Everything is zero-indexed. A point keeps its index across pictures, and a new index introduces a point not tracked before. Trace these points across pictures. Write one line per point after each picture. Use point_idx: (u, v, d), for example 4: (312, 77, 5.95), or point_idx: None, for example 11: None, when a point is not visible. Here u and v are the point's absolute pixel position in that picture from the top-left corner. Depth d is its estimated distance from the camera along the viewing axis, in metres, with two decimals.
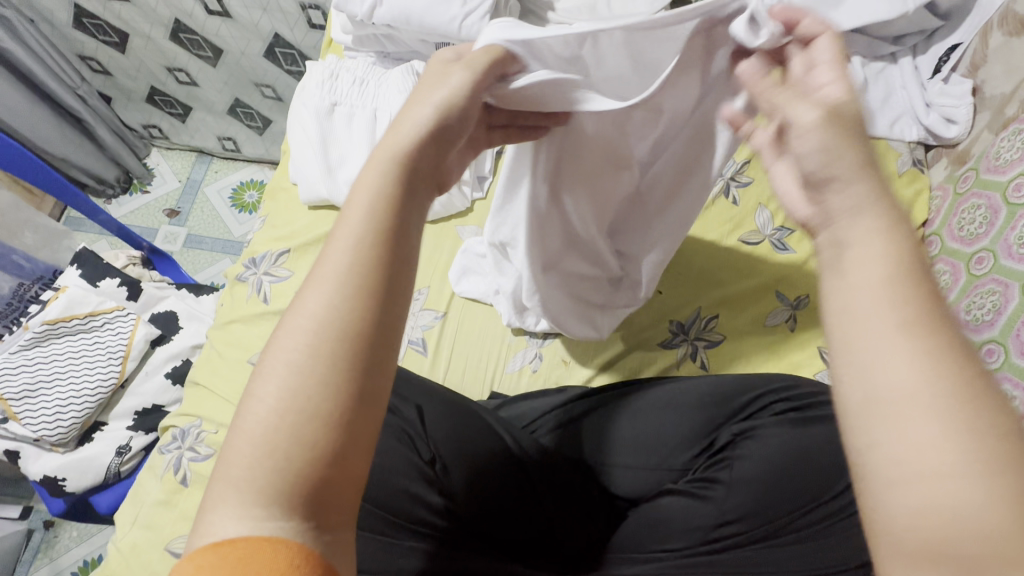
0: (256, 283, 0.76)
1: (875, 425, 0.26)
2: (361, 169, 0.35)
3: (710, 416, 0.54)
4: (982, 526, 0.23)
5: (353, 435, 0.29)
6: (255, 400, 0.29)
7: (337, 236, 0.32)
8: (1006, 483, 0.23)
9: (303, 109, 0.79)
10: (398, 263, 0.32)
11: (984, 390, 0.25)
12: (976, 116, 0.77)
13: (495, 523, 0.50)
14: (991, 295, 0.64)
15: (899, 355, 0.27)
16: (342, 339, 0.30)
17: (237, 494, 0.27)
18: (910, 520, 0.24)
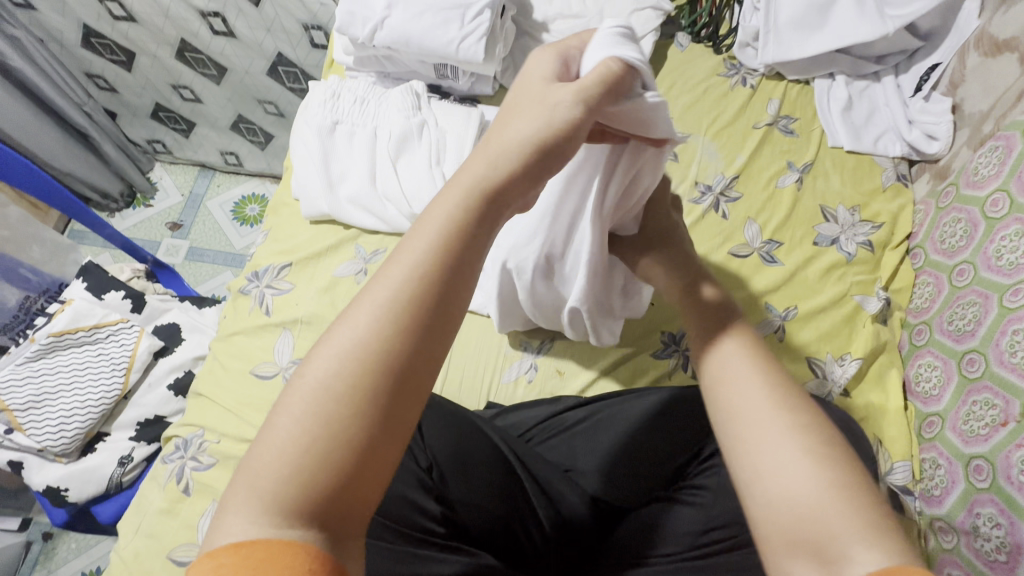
0: (258, 296, 0.78)
1: (745, 443, 0.38)
2: (436, 199, 0.36)
3: (698, 425, 0.57)
4: (819, 506, 0.34)
5: (373, 461, 0.30)
6: (286, 414, 0.30)
7: (397, 264, 0.34)
8: (829, 474, 0.35)
9: (305, 127, 0.81)
10: (450, 297, 0.33)
11: (807, 417, 0.38)
12: (956, 133, 0.81)
13: (498, 530, 0.51)
14: (971, 306, 0.66)
15: (751, 389, 0.40)
16: (384, 365, 0.31)
17: (259, 504, 0.28)
18: (779, 508, 0.35)
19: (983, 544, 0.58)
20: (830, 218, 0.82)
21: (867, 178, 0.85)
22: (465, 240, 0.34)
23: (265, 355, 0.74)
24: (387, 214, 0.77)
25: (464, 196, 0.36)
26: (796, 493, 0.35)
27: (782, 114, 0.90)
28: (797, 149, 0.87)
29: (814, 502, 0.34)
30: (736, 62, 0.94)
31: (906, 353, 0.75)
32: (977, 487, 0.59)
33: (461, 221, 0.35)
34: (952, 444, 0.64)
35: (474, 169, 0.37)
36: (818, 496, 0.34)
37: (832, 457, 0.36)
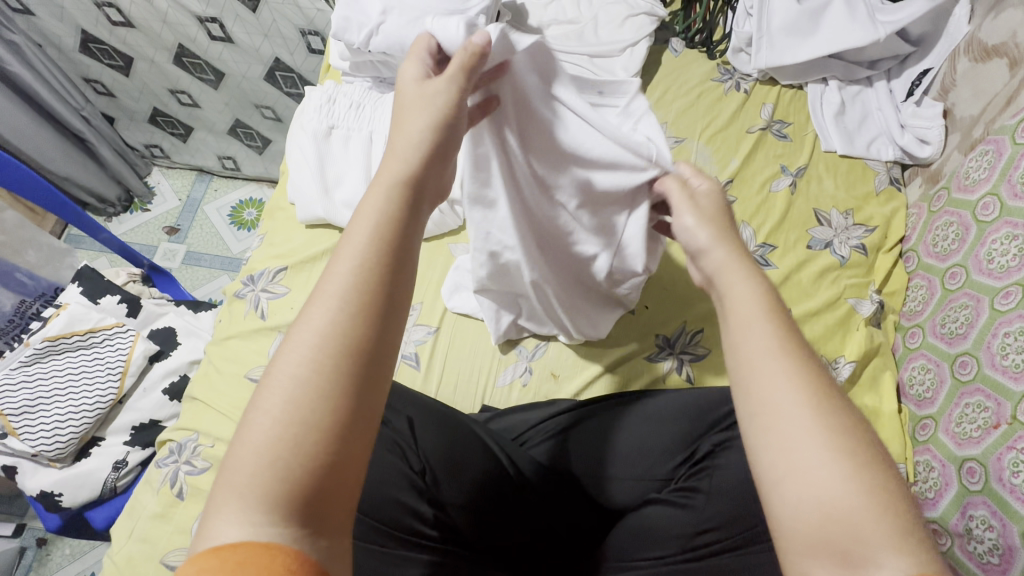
0: (253, 300, 0.78)
1: (765, 437, 0.35)
2: (365, 193, 0.39)
3: (692, 428, 0.56)
4: (851, 510, 0.31)
5: (349, 448, 0.32)
6: (260, 410, 0.32)
7: (342, 256, 0.36)
8: (861, 476, 0.32)
9: (301, 132, 0.82)
10: (394, 284, 0.36)
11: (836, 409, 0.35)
12: (947, 138, 0.81)
13: (489, 533, 0.52)
14: (964, 309, 0.67)
15: (777, 374, 0.36)
16: (344, 351, 0.33)
17: (241, 501, 0.29)
18: (804, 509, 0.32)
19: (977, 546, 0.58)
20: (824, 221, 0.83)
21: (861, 182, 0.86)
22: (401, 226, 0.37)
23: (260, 359, 0.74)
24: None
25: (392, 191, 0.39)
26: (829, 496, 0.32)
27: (776, 118, 0.90)
28: (791, 153, 0.87)
29: (842, 505, 0.31)
30: (730, 67, 0.95)
31: (900, 355, 0.75)
32: (970, 489, 0.60)
33: (393, 215, 0.38)
34: (945, 447, 0.64)
35: (404, 166, 0.40)
36: (849, 498, 0.31)
37: (867, 456, 0.33)
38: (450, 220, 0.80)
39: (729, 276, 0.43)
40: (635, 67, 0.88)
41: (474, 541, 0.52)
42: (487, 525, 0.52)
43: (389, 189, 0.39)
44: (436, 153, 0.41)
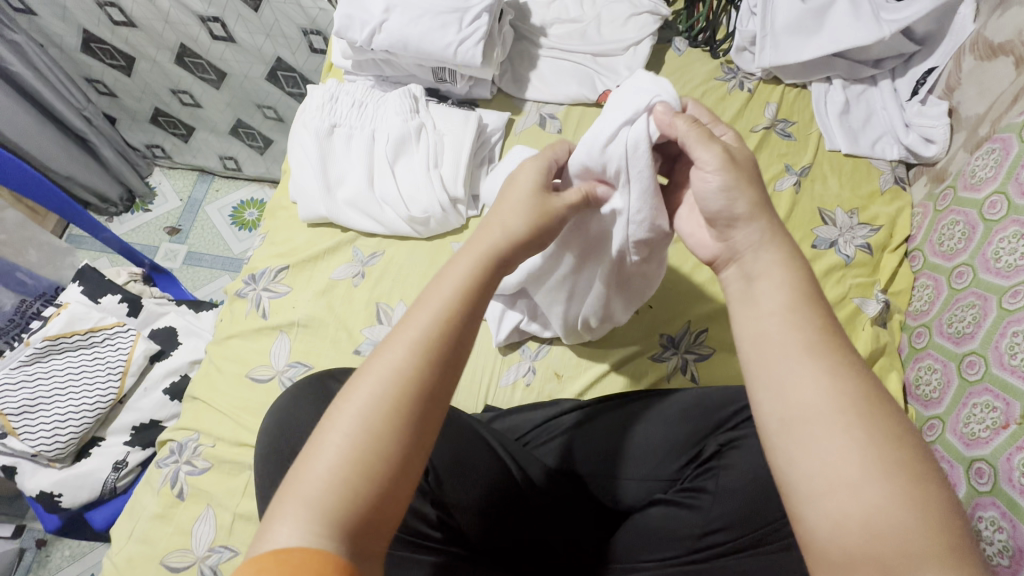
0: (255, 299, 0.77)
1: (796, 446, 0.38)
2: (454, 258, 0.45)
3: (696, 427, 0.56)
4: (884, 523, 0.34)
5: (400, 474, 0.37)
6: (332, 431, 0.37)
7: (423, 305, 0.41)
8: (897, 490, 0.34)
9: (303, 130, 0.81)
10: (463, 338, 0.41)
11: (877, 420, 0.37)
12: (952, 136, 0.81)
13: (495, 534, 0.52)
14: (971, 308, 0.66)
15: (820, 388, 0.38)
16: (416, 394, 0.38)
17: (307, 513, 0.34)
18: (834, 524, 0.35)
19: (986, 548, 0.57)
20: (829, 220, 0.82)
21: (866, 181, 0.85)
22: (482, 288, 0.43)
23: (261, 359, 0.73)
24: (385, 216, 0.77)
25: (479, 258, 0.44)
26: (873, 509, 0.34)
27: (780, 117, 0.90)
28: (794, 152, 0.87)
29: (886, 519, 0.34)
30: (733, 66, 0.94)
31: (906, 356, 0.74)
32: (979, 490, 0.59)
33: (471, 278, 0.43)
34: (953, 447, 0.63)
35: (490, 236, 0.46)
36: (893, 513, 0.34)
37: (913, 471, 0.35)
38: (452, 218, 0.77)
39: (760, 258, 0.45)
40: (639, 66, 0.88)
41: (478, 543, 0.51)
42: (492, 526, 0.51)
43: (477, 256, 0.44)
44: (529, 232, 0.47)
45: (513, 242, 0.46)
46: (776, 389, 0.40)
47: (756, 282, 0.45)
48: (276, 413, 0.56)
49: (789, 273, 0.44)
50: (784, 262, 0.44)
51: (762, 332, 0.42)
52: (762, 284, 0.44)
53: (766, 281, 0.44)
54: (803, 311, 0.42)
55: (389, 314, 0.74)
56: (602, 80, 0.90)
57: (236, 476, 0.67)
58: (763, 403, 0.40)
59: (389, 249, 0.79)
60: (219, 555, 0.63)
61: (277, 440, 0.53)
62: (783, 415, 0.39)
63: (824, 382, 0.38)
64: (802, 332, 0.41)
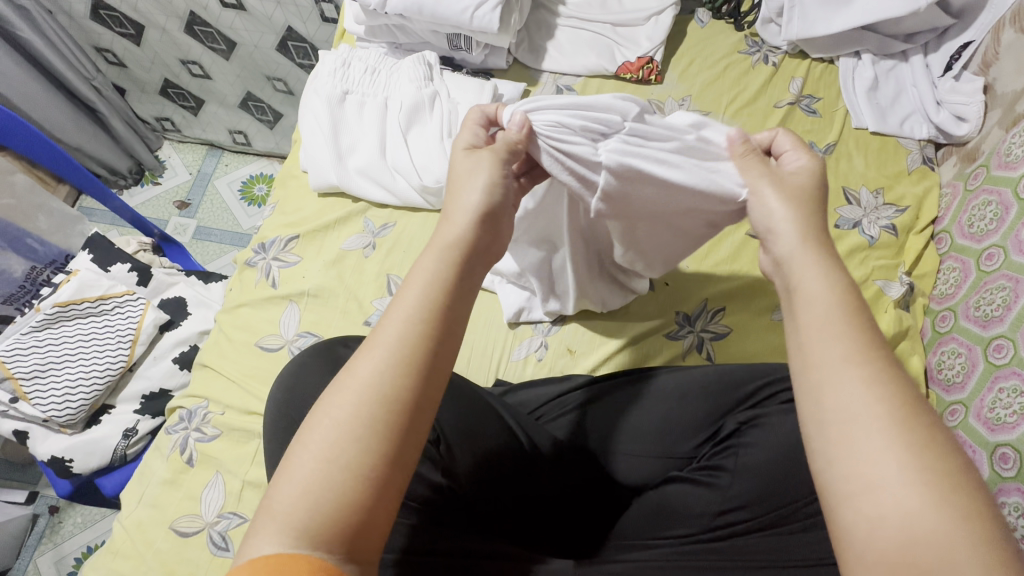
0: (264, 268, 0.77)
1: (829, 448, 0.35)
2: (422, 254, 0.41)
3: (717, 404, 0.55)
4: (925, 531, 0.30)
5: (385, 490, 0.34)
6: (304, 445, 0.34)
7: (391, 312, 0.38)
8: (939, 492, 0.31)
9: (314, 96, 0.79)
10: (440, 344, 0.38)
11: (917, 422, 0.33)
12: (986, 115, 0.78)
13: (502, 512, 0.50)
14: (1001, 291, 0.64)
15: (853, 392, 0.35)
16: (383, 404, 0.35)
17: (278, 523, 0.32)
18: (869, 531, 0.32)
19: None
20: (853, 200, 0.80)
21: (892, 161, 0.82)
22: (450, 289, 0.39)
23: (271, 328, 0.73)
24: (397, 187, 0.76)
25: (443, 254, 0.41)
26: (909, 521, 0.31)
27: (805, 93, 0.87)
28: (819, 129, 0.84)
29: (925, 533, 0.30)
30: (758, 39, 0.91)
31: (928, 340, 0.72)
32: (1003, 475, 0.57)
33: (444, 275, 0.40)
34: (976, 432, 0.62)
35: (452, 230, 0.42)
36: (932, 521, 0.30)
37: (955, 484, 0.31)
38: None
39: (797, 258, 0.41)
40: (660, 36, 0.85)
41: (480, 512, 0.49)
42: (497, 497, 0.49)
43: (443, 249, 0.41)
44: (490, 215, 0.43)
45: (474, 225, 0.42)
46: (812, 393, 0.37)
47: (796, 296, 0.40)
48: (284, 381, 0.55)
49: (832, 275, 0.40)
50: (829, 268, 0.40)
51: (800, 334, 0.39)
52: (801, 293, 0.40)
53: (810, 286, 0.40)
54: (854, 315, 0.38)
55: (400, 286, 0.73)
56: (622, 51, 0.88)
57: (246, 444, 0.67)
58: (803, 410, 0.37)
59: (401, 221, 0.77)
60: (228, 521, 0.63)
61: (287, 408, 0.53)
62: (818, 419, 0.36)
63: (864, 392, 0.35)
64: (843, 337, 0.37)
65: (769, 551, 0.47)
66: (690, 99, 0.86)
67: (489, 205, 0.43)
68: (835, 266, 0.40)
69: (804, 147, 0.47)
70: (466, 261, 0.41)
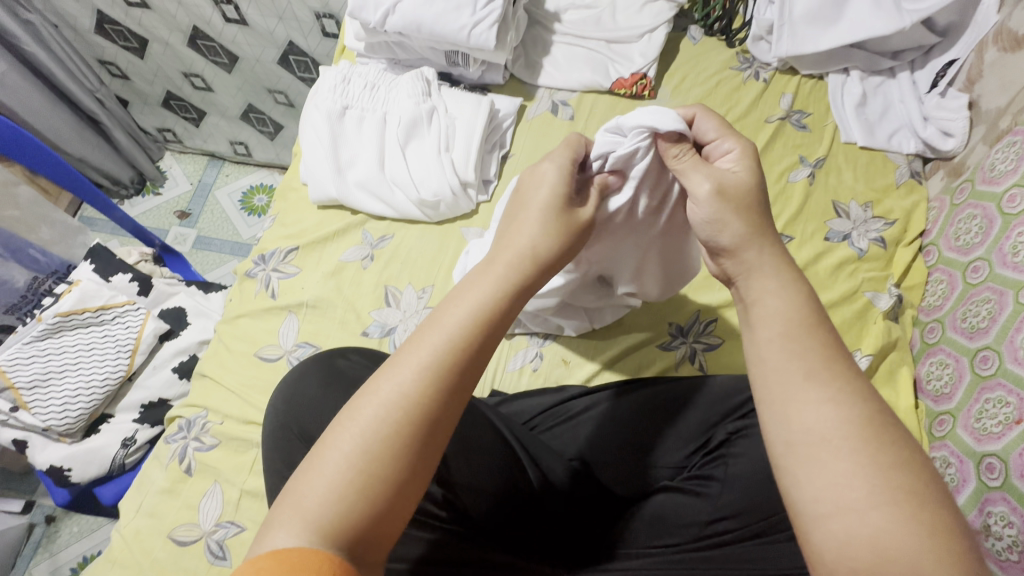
0: (264, 279, 0.78)
1: (798, 467, 0.35)
2: (475, 275, 0.42)
3: (707, 415, 0.56)
4: (894, 543, 0.31)
5: (406, 498, 0.35)
6: (332, 448, 0.35)
7: (439, 330, 0.38)
8: (904, 507, 0.32)
9: (315, 112, 0.81)
10: (480, 369, 0.39)
11: (883, 440, 0.35)
12: (972, 130, 0.80)
13: (513, 525, 0.50)
14: (986, 303, 0.65)
15: (822, 412, 0.36)
16: (422, 422, 0.36)
17: (305, 524, 0.32)
18: (839, 546, 0.33)
19: (995, 543, 0.56)
20: (842, 213, 0.81)
21: (881, 175, 0.84)
22: (500, 316, 0.40)
23: (270, 338, 0.74)
24: (395, 199, 0.78)
25: (501, 278, 0.42)
26: (878, 533, 0.32)
27: (795, 108, 0.89)
28: (809, 144, 0.86)
29: (898, 543, 0.31)
30: (749, 56, 0.93)
31: (917, 351, 0.73)
32: (989, 485, 0.58)
33: (496, 300, 0.40)
34: (963, 442, 0.63)
35: (509, 259, 0.43)
36: (900, 536, 0.32)
37: (921, 497, 0.33)
38: (463, 203, 0.77)
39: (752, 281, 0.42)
40: (653, 53, 0.87)
41: (481, 525, 0.49)
42: (501, 508, 0.50)
43: (500, 277, 0.42)
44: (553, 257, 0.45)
45: (536, 260, 0.43)
46: (776, 410, 0.38)
47: (752, 308, 0.42)
48: (283, 391, 0.56)
49: (792, 288, 0.41)
50: (786, 283, 0.42)
51: (760, 353, 0.40)
52: (758, 313, 0.41)
53: (767, 305, 0.41)
54: (816, 332, 0.39)
55: (398, 297, 0.75)
56: (616, 67, 0.90)
57: (244, 453, 0.68)
58: (767, 428, 0.38)
59: (399, 233, 0.79)
60: (226, 530, 0.64)
61: (285, 420, 0.53)
62: (786, 437, 0.37)
63: (829, 409, 0.36)
64: (805, 355, 0.38)
65: (759, 561, 0.47)
66: None
67: (552, 246, 0.45)
68: (792, 280, 0.42)
69: (728, 130, 0.46)
70: (522, 290, 0.42)
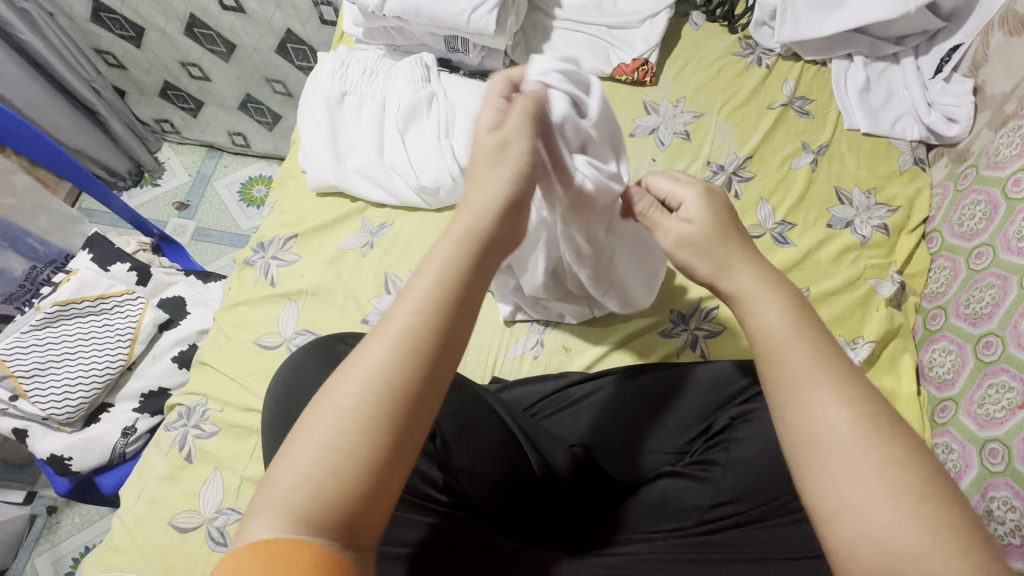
0: (264, 267, 0.77)
1: (805, 465, 0.35)
2: (438, 240, 0.40)
3: (709, 401, 0.56)
4: (906, 540, 0.31)
5: (383, 479, 0.34)
6: (306, 433, 0.35)
7: (401, 302, 0.38)
8: (911, 504, 0.32)
9: (313, 98, 0.80)
10: (449, 338, 0.37)
11: (886, 436, 0.34)
12: (977, 116, 0.79)
13: (510, 508, 0.50)
14: (990, 288, 0.65)
15: (825, 410, 0.35)
16: (388, 397, 0.35)
17: (278, 509, 0.33)
18: (853, 544, 0.32)
19: (997, 528, 0.56)
20: (845, 200, 0.80)
21: (884, 162, 0.84)
22: (464, 280, 0.38)
23: (269, 326, 0.73)
24: (395, 186, 0.77)
25: (459, 239, 0.40)
26: (887, 532, 0.32)
27: (798, 94, 0.88)
28: (812, 130, 0.85)
29: (902, 540, 0.31)
30: (752, 42, 0.92)
31: (920, 338, 0.73)
32: (991, 470, 0.58)
33: (463, 264, 0.39)
34: (966, 428, 0.63)
35: (469, 218, 0.40)
36: (906, 532, 0.31)
37: (926, 492, 0.32)
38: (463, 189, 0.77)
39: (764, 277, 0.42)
40: (655, 39, 0.86)
41: (481, 508, 0.49)
42: (503, 493, 0.49)
43: (460, 238, 0.39)
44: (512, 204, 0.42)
45: (495, 217, 0.41)
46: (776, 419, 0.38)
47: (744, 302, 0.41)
48: (283, 377, 0.56)
49: (782, 292, 0.41)
50: (772, 290, 0.41)
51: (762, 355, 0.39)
52: (750, 317, 0.41)
53: (762, 308, 0.40)
54: (806, 333, 0.38)
55: (398, 284, 0.74)
56: (616, 53, 0.89)
57: (244, 440, 0.68)
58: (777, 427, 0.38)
59: (399, 220, 0.78)
60: (227, 517, 0.64)
61: (284, 406, 0.53)
62: (790, 436, 0.36)
63: (841, 409, 0.35)
64: (799, 353, 0.37)
65: (762, 544, 0.47)
66: (684, 100, 0.87)
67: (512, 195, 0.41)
68: (781, 282, 0.42)
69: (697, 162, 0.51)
70: (486, 248, 0.40)
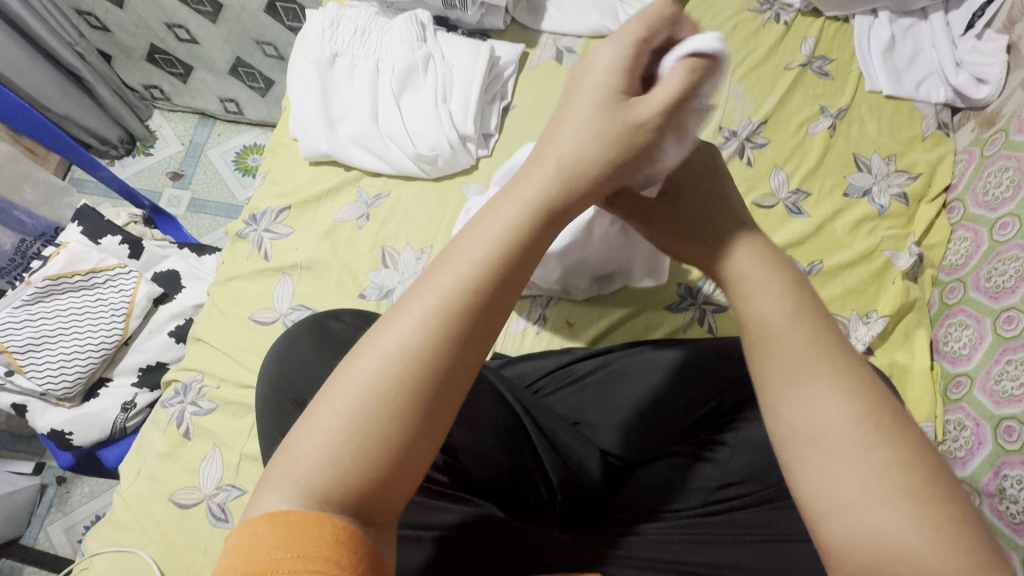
0: (256, 240, 0.75)
1: (803, 458, 0.33)
2: (491, 204, 0.35)
3: (716, 380, 0.52)
4: (910, 545, 0.28)
5: (404, 463, 0.31)
6: (328, 405, 0.31)
7: (447, 273, 0.33)
8: (919, 508, 0.29)
9: (302, 59, 0.76)
10: (490, 316, 0.33)
11: (895, 435, 0.31)
12: (1008, 76, 0.74)
13: (509, 489, 0.49)
14: (1013, 261, 0.62)
15: (831, 402, 0.33)
16: (424, 379, 0.31)
17: (297, 482, 0.29)
18: (847, 545, 0.30)
19: (1009, 507, 0.55)
20: (864, 167, 0.76)
21: (906, 126, 0.79)
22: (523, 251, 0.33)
23: (264, 301, 0.71)
24: (390, 154, 0.73)
25: (524, 209, 0.34)
26: (882, 534, 0.29)
27: (817, 54, 0.83)
28: (832, 93, 0.81)
29: (902, 545, 0.29)
30: None
31: (935, 312, 0.70)
32: (1007, 448, 0.57)
33: (517, 231, 0.34)
34: (980, 405, 0.61)
35: (543, 180, 0.35)
36: (909, 537, 0.29)
37: (936, 498, 0.29)
38: (462, 158, 0.74)
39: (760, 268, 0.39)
40: None
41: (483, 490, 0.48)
42: (508, 476, 0.48)
43: (522, 205, 0.34)
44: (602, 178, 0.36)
45: (569, 181, 0.35)
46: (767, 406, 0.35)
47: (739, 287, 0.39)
48: (276, 354, 0.54)
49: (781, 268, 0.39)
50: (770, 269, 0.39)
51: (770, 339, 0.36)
52: (751, 291, 0.38)
53: (762, 283, 0.38)
54: (806, 321, 0.36)
55: (395, 258, 0.72)
56: (625, 9, 0.83)
57: (241, 417, 0.67)
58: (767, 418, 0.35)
59: (395, 191, 0.75)
60: (227, 493, 0.63)
61: (279, 387, 0.51)
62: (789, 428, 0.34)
63: (837, 400, 0.33)
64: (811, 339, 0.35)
65: (766, 525, 0.47)
66: None
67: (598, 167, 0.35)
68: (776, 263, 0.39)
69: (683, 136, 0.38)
70: (551, 219, 0.34)
